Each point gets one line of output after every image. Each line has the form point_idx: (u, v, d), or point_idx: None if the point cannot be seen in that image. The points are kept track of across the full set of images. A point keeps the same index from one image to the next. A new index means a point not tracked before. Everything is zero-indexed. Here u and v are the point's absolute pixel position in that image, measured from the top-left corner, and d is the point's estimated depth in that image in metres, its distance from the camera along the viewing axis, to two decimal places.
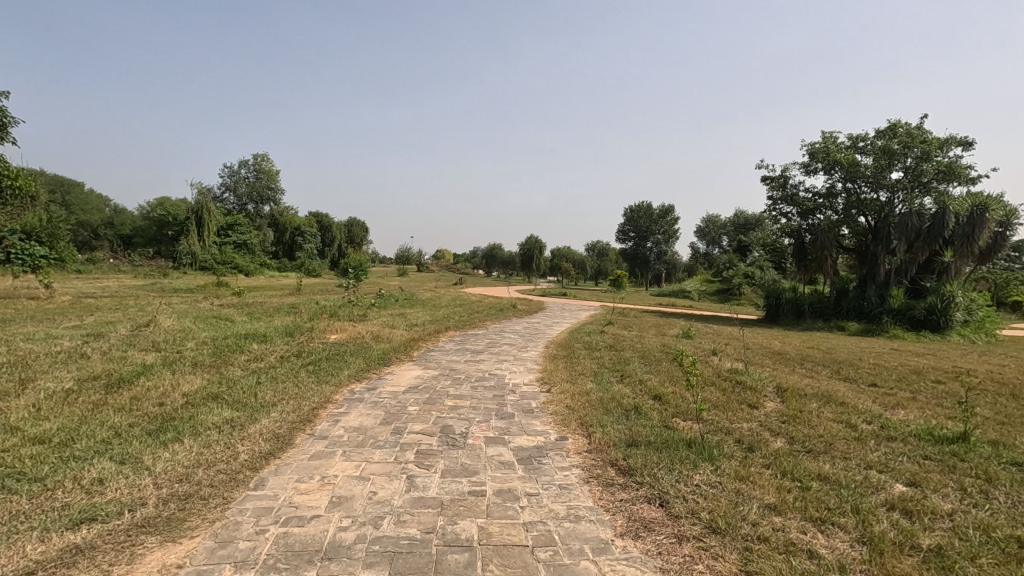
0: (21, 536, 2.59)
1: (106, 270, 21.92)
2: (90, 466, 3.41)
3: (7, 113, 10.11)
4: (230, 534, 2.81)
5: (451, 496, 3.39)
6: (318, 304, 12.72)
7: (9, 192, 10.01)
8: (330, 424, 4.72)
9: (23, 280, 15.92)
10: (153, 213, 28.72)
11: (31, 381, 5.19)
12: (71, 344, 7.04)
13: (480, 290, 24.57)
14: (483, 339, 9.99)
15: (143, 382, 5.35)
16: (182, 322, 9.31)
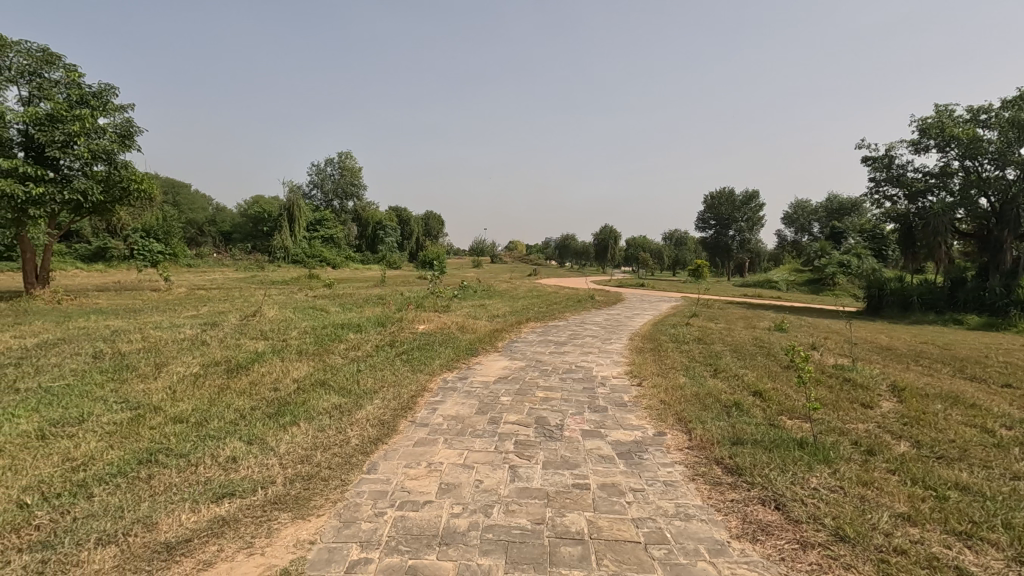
0: (177, 505, 2.87)
1: (212, 263, 23.89)
2: (224, 444, 3.71)
3: (134, 123, 11.23)
4: (351, 514, 2.96)
5: (556, 488, 3.39)
6: (403, 296, 13.15)
7: (136, 193, 11.12)
8: (429, 412, 4.86)
9: (146, 274, 17.68)
10: (250, 211, 31.02)
11: (165, 365, 5.75)
12: (191, 332, 7.72)
13: (555, 281, 24.53)
14: (566, 330, 9.95)
15: (258, 368, 5.78)
16: (284, 312, 9.97)
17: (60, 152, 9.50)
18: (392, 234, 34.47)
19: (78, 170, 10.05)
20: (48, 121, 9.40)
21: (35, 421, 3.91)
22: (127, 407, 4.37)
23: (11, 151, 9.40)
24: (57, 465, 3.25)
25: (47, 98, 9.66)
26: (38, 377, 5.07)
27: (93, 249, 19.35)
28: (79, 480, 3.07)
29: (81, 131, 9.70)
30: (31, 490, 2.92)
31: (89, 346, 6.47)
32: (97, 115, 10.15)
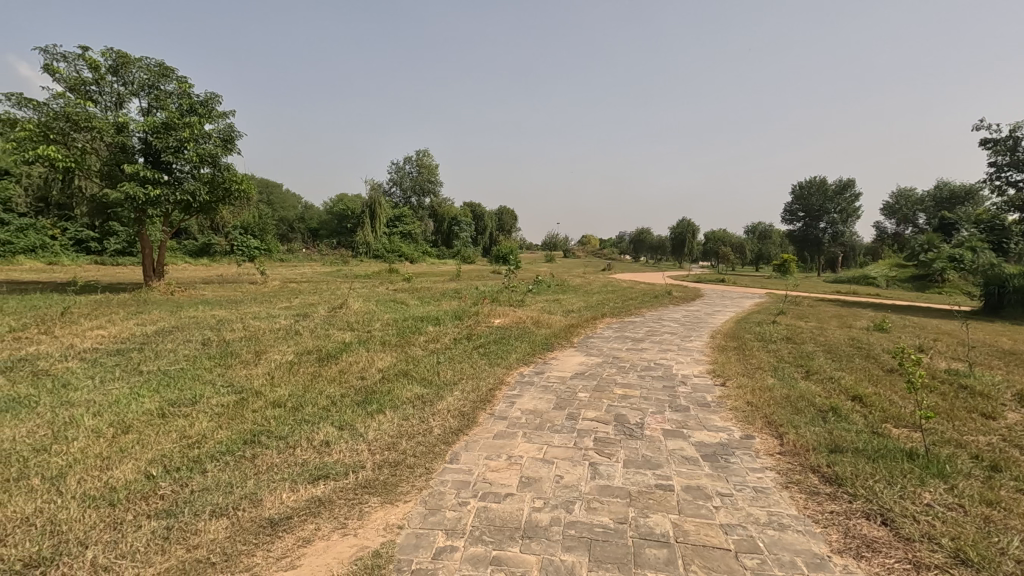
0: (279, 484, 3.09)
1: (302, 258, 25.45)
2: (318, 429, 3.94)
3: (235, 127, 12.09)
4: (436, 502, 3.04)
5: (639, 488, 3.31)
6: (478, 290, 13.38)
7: (237, 193, 12.01)
8: (507, 405, 4.91)
9: (244, 268, 19.13)
10: (335, 209, 32.70)
11: (264, 353, 6.20)
12: (285, 322, 8.26)
13: (630, 276, 24.00)
14: (643, 326, 9.70)
15: (346, 357, 6.09)
16: (368, 304, 10.43)
17: (173, 156, 10.43)
18: (467, 229, 35.14)
19: (188, 173, 11.00)
20: (163, 129, 10.36)
21: (157, 401, 4.34)
22: (232, 391, 4.75)
23: (133, 157, 10.46)
24: (176, 442, 3.59)
25: (163, 108, 10.65)
26: (158, 361, 5.63)
27: (199, 245, 21.23)
28: (195, 456, 3.37)
29: (190, 137, 10.60)
30: (156, 463, 3.23)
31: (198, 333, 7.09)
32: (204, 122, 11.02)
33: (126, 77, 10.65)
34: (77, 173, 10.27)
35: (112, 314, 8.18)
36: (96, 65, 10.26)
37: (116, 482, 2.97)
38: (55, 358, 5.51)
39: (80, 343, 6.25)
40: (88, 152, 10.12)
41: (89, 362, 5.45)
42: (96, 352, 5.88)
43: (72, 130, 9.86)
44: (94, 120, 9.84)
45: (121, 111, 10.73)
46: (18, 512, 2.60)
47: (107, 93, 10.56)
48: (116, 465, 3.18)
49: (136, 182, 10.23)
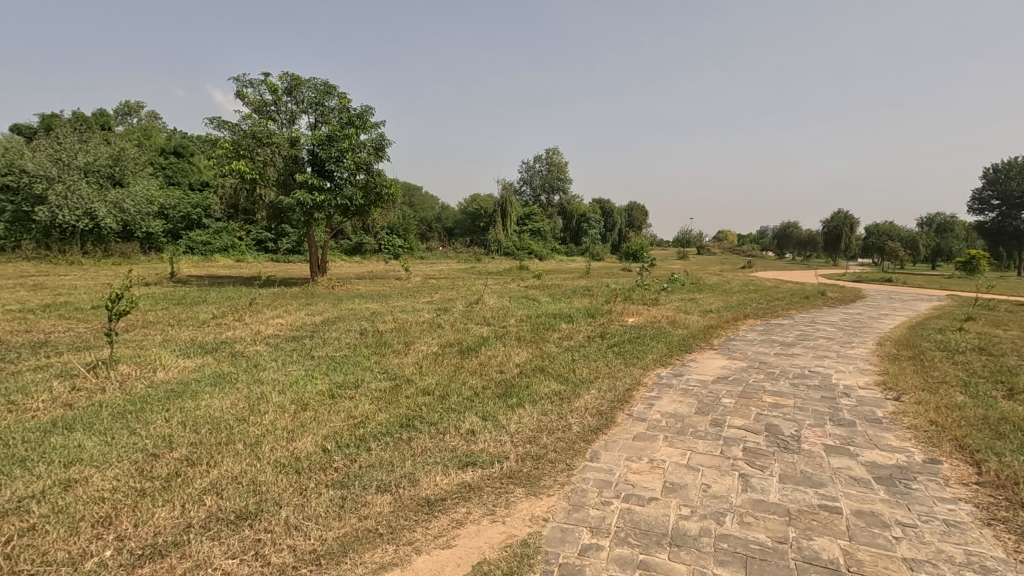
0: (432, 467, 3.31)
1: (439, 255, 27.07)
2: (464, 418, 4.16)
3: (386, 135, 13.15)
4: (580, 499, 3.06)
5: (799, 507, 3.03)
6: (609, 288, 13.19)
7: (387, 196, 13.05)
8: (646, 407, 4.77)
9: (390, 265, 20.84)
10: (469, 208, 34.21)
11: (412, 343, 6.71)
12: (429, 316, 8.83)
13: (776, 275, 22.02)
14: (794, 330, 8.86)
15: (485, 351, 6.36)
16: (502, 300, 10.79)
17: (335, 165, 11.69)
18: (596, 226, 34.85)
19: (347, 179, 12.23)
20: (327, 141, 11.65)
21: (327, 383, 4.91)
22: (387, 377, 5.20)
23: (303, 167, 11.88)
24: (345, 421, 4.01)
25: (327, 123, 11.95)
26: (325, 348, 6.33)
27: (353, 244, 23.62)
28: (360, 435, 3.73)
29: (349, 147, 11.76)
30: (330, 438, 3.65)
31: (356, 324, 7.86)
32: (359, 132, 12.12)
33: (298, 97, 12.11)
34: (260, 183, 11.89)
35: (288, 305, 9.39)
36: (275, 88, 11.80)
37: (300, 452, 3.40)
38: (248, 342, 6.46)
39: (265, 329, 7.27)
40: (268, 164, 11.62)
41: (272, 346, 6.31)
42: (277, 338, 6.79)
43: (257, 145, 11.45)
44: (273, 136, 11.38)
45: (294, 127, 12.21)
46: (229, 471, 3.09)
47: (283, 112, 12.09)
48: (299, 437, 3.65)
49: (306, 189, 11.62)
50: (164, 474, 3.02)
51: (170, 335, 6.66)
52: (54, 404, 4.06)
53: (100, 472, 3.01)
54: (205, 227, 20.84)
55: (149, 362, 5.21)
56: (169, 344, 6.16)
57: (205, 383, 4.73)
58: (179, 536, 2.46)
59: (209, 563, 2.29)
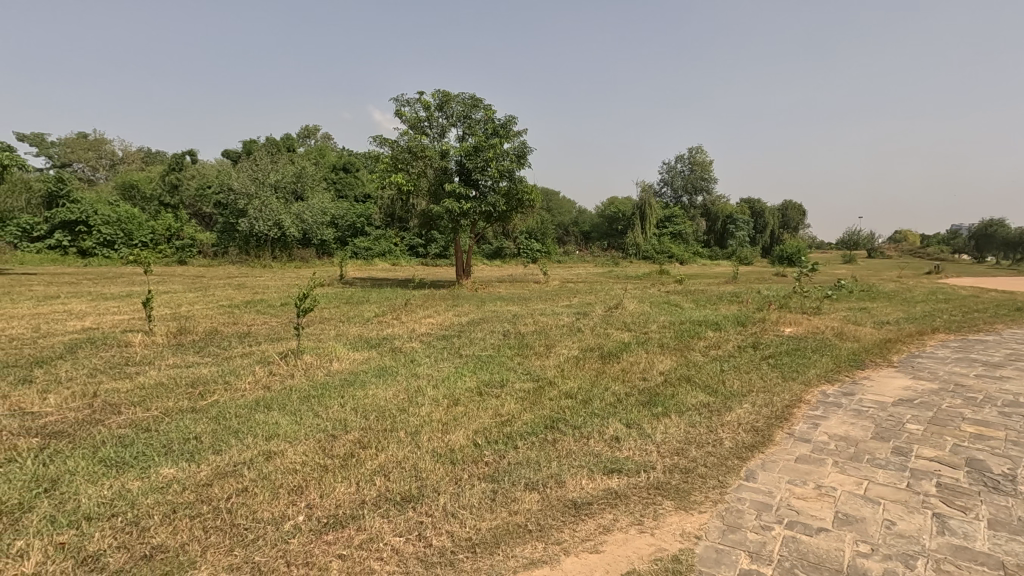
0: (578, 470, 3.33)
1: (576, 258, 27.13)
2: (608, 424, 4.12)
3: (526, 143, 13.49)
4: (735, 519, 2.86)
5: (1018, 561, 2.52)
6: (762, 294, 12.18)
7: (528, 202, 13.38)
8: (810, 427, 4.31)
9: (529, 268, 21.39)
10: (606, 211, 33.77)
11: (553, 346, 6.80)
12: (568, 319, 8.89)
13: (974, 282, 18.57)
14: (1002, 348, 7.39)
15: (627, 357, 6.23)
16: (643, 306, 10.49)
17: (480, 174, 12.31)
18: (744, 228, 32.37)
19: (491, 187, 12.78)
20: (473, 151, 12.34)
21: (476, 381, 5.18)
22: (530, 378, 5.34)
23: (451, 177, 12.69)
24: (492, 418, 4.20)
25: (473, 134, 12.63)
26: (472, 347, 6.69)
27: (494, 249, 24.62)
28: (508, 433, 3.88)
29: (493, 156, 12.31)
30: (480, 434, 3.84)
31: (499, 326, 8.17)
32: (503, 142, 12.59)
33: (448, 112, 12.93)
34: (414, 194, 12.92)
35: (437, 306, 10.08)
36: (429, 104, 12.74)
37: (453, 444, 3.63)
38: (405, 339, 7.07)
39: (419, 328, 7.87)
40: (422, 176, 12.58)
41: (426, 344, 6.83)
42: (429, 336, 7.33)
43: (412, 159, 12.46)
44: (426, 149, 12.32)
45: (444, 139, 13.07)
46: (394, 456, 3.40)
47: (435, 126, 13.00)
48: (453, 430, 3.89)
49: (454, 198, 12.41)
50: (342, 453, 3.42)
51: (341, 330, 7.52)
52: (257, 385, 4.81)
53: (292, 447, 3.50)
54: (367, 234, 23.19)
55: (326, 353, 5.94)
56: (341, 338, 6.96)
57: (371, 375, 5.28)
58: (356, 510, 2.76)
59: (381, 537, 2.54)
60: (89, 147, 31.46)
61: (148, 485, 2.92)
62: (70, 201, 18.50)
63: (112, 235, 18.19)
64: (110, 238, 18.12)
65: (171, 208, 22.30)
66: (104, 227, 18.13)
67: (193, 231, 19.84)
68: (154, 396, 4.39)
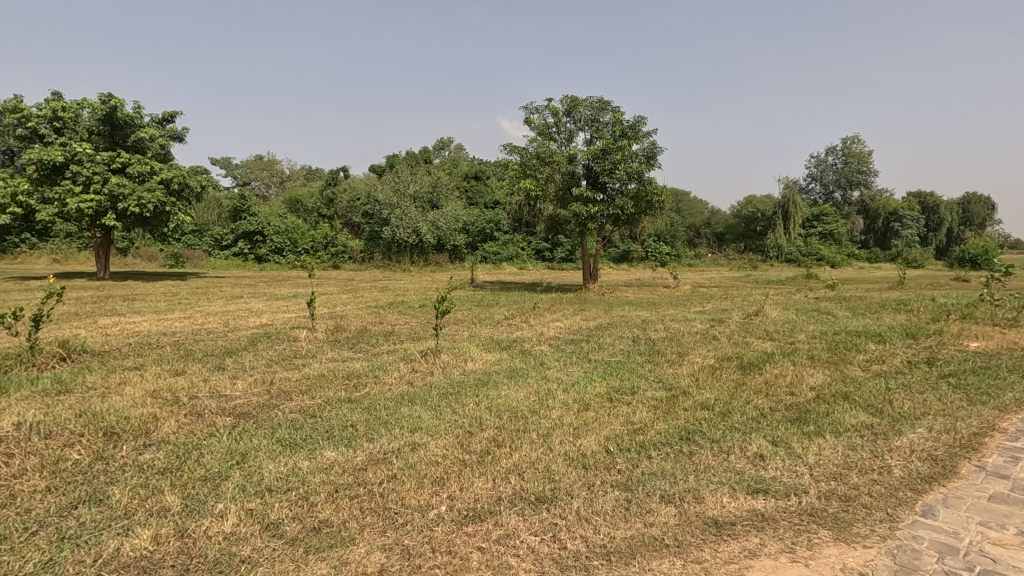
0: (717, 487, 3.14)
1: (709, 262, 25.66)
2: (751, 440, 3.83)
3: (656, 142, 13.03)
4: (910, 560, 2.50)
5: None
6: (937, 302, 10.50)
7: (658, 204, 12.92)
8: (1008, 461, 3.63)
9: (658, 272, 20.68)
10: (743, 211, 31.46)
11: (686, 354, 6.49)
12: (702, 326, 8.43)
13: None
14: None
15: (772, 369, 5.74)
16: (787, 313, 9.61)
17: (608, 177, 12.17)
18: (913, 226, 28.22)
19: (619, 190, 12.55)
20: (601, 154, 12.24)
21: (606, 387, 5.11)
22: (663, 387, 5.14)
23: (579, 181, 12.70)
24: (624, 425, 4.11)
25: (601, 137, 12.51)
26: (601, 352, 6.63)
27: (621, 252, 24.29)
28: (640, 442, 3.78)
29: (621, 158, 12.10)
30: (612, 440, 3.79)
31: (629, 331, 8.00)
32: (632, 143, 12.31)
33: (576, 116, 12.95)
34: (542, 199, 13.12)
35: (565, 310, 10.15)
36: (557, 110, 12.87)
37: (585, 449, 3.62)
38: (534, 341, 7.21)
39: (547, 332, 7.98)
40: (549, 181, 12.75)
41: (555, 347, 6.92)
42: (558, 340, 7.40)
43: (540, 165, 12.68)
44: (554, 155, 12.45)
45: (571, 144, 13.11)
46: (527, 456, 3.48)
47: (563, 131, 13.09)
48: (584, 435, 3.88)
49: (581, 202, 12.43)
50: (479, 450, 3.58)
51: (475, 332, 7.86)
52: (401, 380, 5.21)
53: (433, 440, 3.73)
54: (496, 240, 24.04)
55: (461, 353, 6.26)
56: (475, 339, 7.29)
57: (503, 376, 5.46)
58: (493, 506, 2.87)
59: (517, 535, 2.61)
60: (265, 168, 36.50)
61: (314, 465, 3.29)
62: (250, 214, 21.59)
63: (281, 243, 20.91)
64: (280, 246, 20.84)
65: (327, 218, 25.06)
66: (275, 236, 20.92)
67: (346, 238, 22.07)
68: (317, 386, 4.95)
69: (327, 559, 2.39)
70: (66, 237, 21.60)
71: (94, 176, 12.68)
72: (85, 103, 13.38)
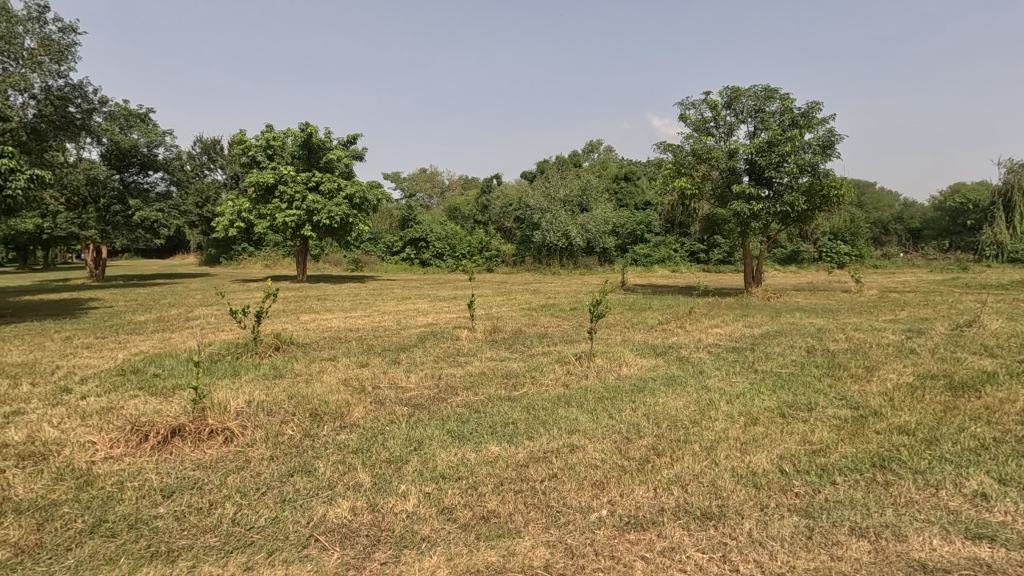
0: (924, 526, 2.70)
1: (901, 263, 22.12)
2: (969, 475, 3.23)
3: (833, 129, 11.60)
4: None
5: None
6: None
7: (836, 198, 11.48)
8: None
9: (835, 275, 18.39)
10: (947, 202, 26.39)
11: (875, 369, 5.68)
12: (894, 337, 7.31)
13: None
14: None
15: (994, 392, 4.77)
16: (1013, 325, 7.89)
17: (775, 171, 11.12)
18: None
19: (788, 185, 11.41)
20: (767, 147, 11.24)
21: (776, 401, 4.68)
22: (846, 405, 4.57)
23: (741, 178, 11.82)
24: (801, 444, 3.73)
25: (767, 129, 11.50)
26: (769, 362, 6.10)
27: (788, 253, 22.27)
28: (822, 464, 3.40)
29: (791, 150, 11.00)
30: (786, 460, 3.47)
31: (801, 341, 7.22)
32: (804, 132, 11.12)
33: (737, 108, 12.09)
34: (698, 198, 12.47)
35: (725, 315, 9.52)
36: (716, 104, 12.13)
37: (755, 466, 3.36)
38: (692, 348, 6.86)
39: (707, 338, 7.55)
40: (706, 179, 12.08)
41: (715, 355, 6.52)
42: (718, 347, 6.95)
43: (696, 162, 12.05)
44: (712, 151, 11.73)
45: (732, 138, 12.26)
46: (690, 468, 3.33)
47: (722, 126, 12.29)
48: (753, 452, 3.60)
49: (743, 200, 11.55)
50: (638, 457, 3.52)
51: (628, 336, 7.72)
52: (557, 382, 5.32)
53: (592, 443, 3.75)
54: (647, 241, 23.37)
55: (616, 358, 6.20)
56: (629, 344, 7.17)
57: (660, 383, 5.27)
58: (656, 516, 2.80)
59: (683, 549, 2.51)
60: (428, 180, 39.84)
61: (481, 458, 3.51)
62: (416, 223, 23.71)
63: (442, 248, 22.56)
64: (441, 250, 22.50)
65: (482, 224, 26.50)
66: (437, 242, 22.64)
67: (499, 243, 23.13)
68: (480, 383, 5.27)
69: (496, 548, 2.53)
70: (274, 246, 25.75)
71: (295, 194, 14.93)
72: (288, 132, 15.81)
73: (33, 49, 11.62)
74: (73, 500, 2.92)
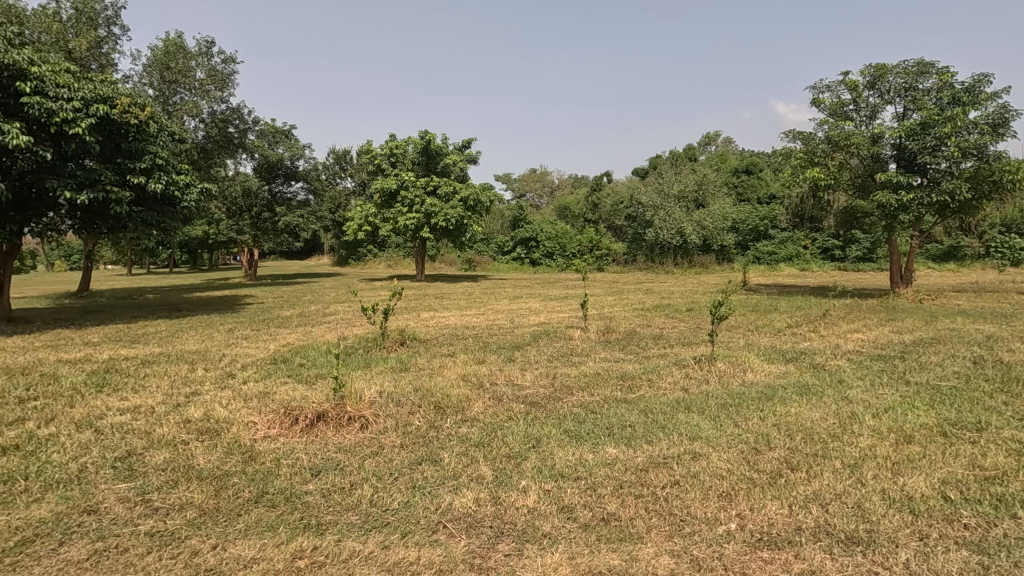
0: None
1: None
2: None
3: (1007, 104, 9.94)
4: None
5: None
6: None
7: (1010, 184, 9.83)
8: None
9: (1008, 274, 15.75)
10: None
11: None
12: None
13: None
14: None
15: None
16: None
17: (930, 156, 9.79)
18: None
19: (946, 171, 9.98)
20: (920, 129, 9.92)
21: (935, 417, 4.12)
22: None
23: (886, 165, 10.56)
24: (970, 469, 3.26)
25: (920, 108, 10.15)
26: (924, 373, 5.38)
27: (945, 249, 19.47)
28: (998, 493, 2.95)
29: (952, 131, 9.60)
30: (951, 485, 3.05)
31: (965, 350, 6.29)
32: (968, 110, 9.67)
33: (882, 88, 10.82)
34: (834, 189, 11.34)
35: (866, 319, 8.56)
36: (856, 84, 10.95)
37: (912, 491, 3.00)
38: (828, 355, 6.26)
39: (845, 344, 6.84)
40: (843, 168, 10.95)
41: (856, 363, 5.89)
42: (861, 355, 6.27)
43: (832, 150, 10.96)
44: (852, 137, 10.60)
45: (875, 121, 10.99)
46: (831, 486, 3.05)
47: (863, 108, 11.06)
48: (908, 473, 3.21)
49: (889, 190, 10.30)
50: (769, 470, 3.28)
51: (753, 340, 7.21)
52: (675, 386, 5.12)
53: (716, 452, 3.57)
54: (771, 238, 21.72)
55: (740, 362, 5.83)
56: (755, 349, 6.70)
57: (792, 392, 4.86)
58: (792, 535, 2.60)
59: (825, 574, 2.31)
60: (537, 181, 40.24)
61: (599, 459, 3.49)
62: (526, 223, 24.07)
63: (552, 248, 22.69)
64: (551, 250, 22.63)
65: (592, 223, 26.25)
66: (547, 242, 22.82)
67: (609, 242, 22.76)
68: (595, 384, 5.24)
69: (618, 552, 2.50)
70: (396, 247, 27.52)
71: (415, 199, 15.85)
72: (409, 140, 16.80)
73: (202, 80, 13.41)
74: (241, 471, 3.36)
